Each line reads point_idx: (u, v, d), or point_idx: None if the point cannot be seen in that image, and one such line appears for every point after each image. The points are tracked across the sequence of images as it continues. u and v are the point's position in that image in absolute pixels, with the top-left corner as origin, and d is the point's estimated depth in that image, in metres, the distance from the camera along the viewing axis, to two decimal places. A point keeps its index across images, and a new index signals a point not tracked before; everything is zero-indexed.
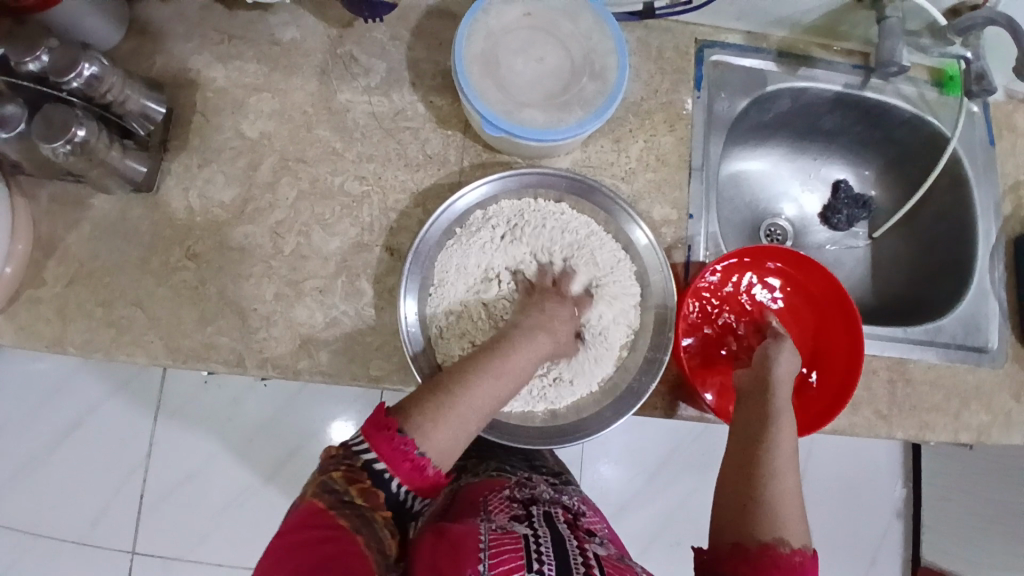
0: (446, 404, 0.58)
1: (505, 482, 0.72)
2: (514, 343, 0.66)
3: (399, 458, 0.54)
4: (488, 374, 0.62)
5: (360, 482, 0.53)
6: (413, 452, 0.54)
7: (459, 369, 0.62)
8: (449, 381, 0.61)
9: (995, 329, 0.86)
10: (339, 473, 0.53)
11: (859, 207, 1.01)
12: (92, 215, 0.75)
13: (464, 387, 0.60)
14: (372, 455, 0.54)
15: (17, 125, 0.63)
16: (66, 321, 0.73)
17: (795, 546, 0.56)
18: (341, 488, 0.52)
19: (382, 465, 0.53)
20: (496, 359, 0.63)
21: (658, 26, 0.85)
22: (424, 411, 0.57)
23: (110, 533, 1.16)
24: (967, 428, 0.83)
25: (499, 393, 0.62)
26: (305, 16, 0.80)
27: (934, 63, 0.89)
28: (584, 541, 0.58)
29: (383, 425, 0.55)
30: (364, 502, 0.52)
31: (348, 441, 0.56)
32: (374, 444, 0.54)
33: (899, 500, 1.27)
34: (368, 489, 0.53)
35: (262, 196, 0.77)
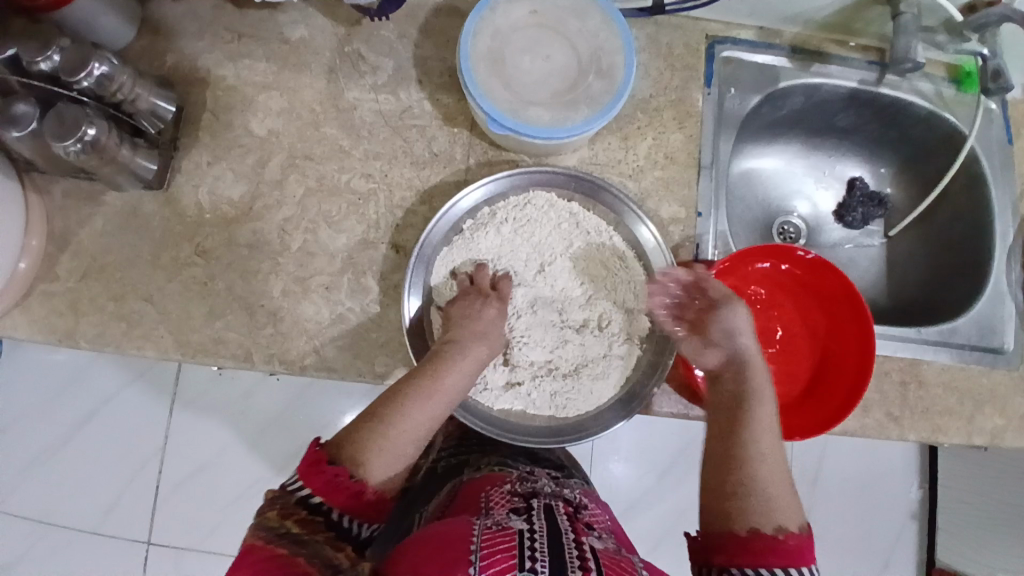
0: (376, 433, 0.59)
1: (506, 476, 0.72)
2: (447, 363, 0.66)
3: (335, 488, 0.54)
4: (419, 394, 0.63)
5: (297, 513, 0.52)
6: (347, 480, 0.55)
7: (389, 398, 0.63)
8: (381, 409, 0.62)
9: (1011, 331, 0.85)
10: (272, 512, 0.52)
11: (874, 204, 0.99)
12: (104, 211, 0.76)
13: (392, 415, 0.61)
14: (306, 491, 0.53)
15: (30, 123, 0.65)
16: (78, 315, 0.75)
17: (789, 529, 0.57)
18: (276, 523, 0.51)
19: (319, 499, 0.54)
20: (427, 378, 0.64)
21: (668, 22, 0.84)
22: (360, 444, 0.58)
23: (125, 522, 1.18)
24: (982, 432, 0.82)
25: (431, 414, 0.63)
26: (314, 15, 0.80)
27: (951, 59, 0.87)
28: (580, 535, 0.58)
29: (315, 461, 0.55)
30: (303, 530, 0.51)
31: (281, 484, 0.55)
32: (307, 482, 0.54)
33: (915, 502, 1.25)
34: (304, 519, 0.52)
35: (270, 194, 0.77)
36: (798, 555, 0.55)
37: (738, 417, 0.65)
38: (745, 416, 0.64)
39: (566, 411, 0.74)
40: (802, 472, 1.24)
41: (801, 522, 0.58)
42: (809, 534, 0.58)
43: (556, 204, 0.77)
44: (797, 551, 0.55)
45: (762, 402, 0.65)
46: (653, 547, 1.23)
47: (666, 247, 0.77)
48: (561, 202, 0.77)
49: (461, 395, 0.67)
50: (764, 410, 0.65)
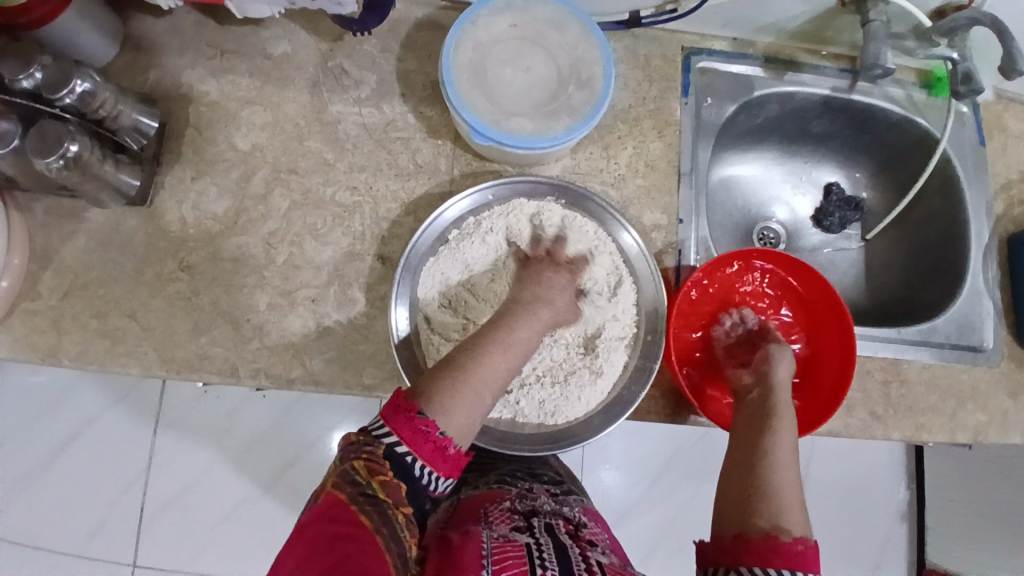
0: (458, 380, 0.59)
1: (505, 493, 0.72)
2: (519, 318, 0.67)
3: (421, 439, 0.55)
4: (495, 346, 0.64)
5: (382, 473, 0.53)
6: (434, 434, 0.55)
7: (467, 349, 0.63)
8: (461, 358, 0.62)
9: (990, 328, 0.86)
10: (359, 462, 0.53)
11: (851, 209, 1.01)
12: (86, 228, 0.76)
13: (472, 365, 0.61)
14: (393, 438, 0.54)
15: (11, 141, 0.65)
16: (61, 333, 0.74)
17: (795, 533, 0.55)
18: (364, 480, 0.51)
19: (405, 450, 0.54)
20: (499, 331, 0.65)
21: (645, 33, 0.86)
22: (441, 392, 0.58)
23: (108, 547, 1.16)
24: (965, 429, 0.83)
25: (508, 364, 0.64)
26: (297, 30, 0.81)
27: (922, 64, 0.90)
28: (585, 550, 0.59)
29: (402, 407, 0.56)
30: (386, 496, 0.51)
31: (368, 428, 0.56)
32: (394, 428, 0.55)
33: (904, 502, 1.26)
34: (387, 482, 0.52)
35: (254, 208, 0.77)
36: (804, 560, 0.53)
37: (759, 434, 0.65)
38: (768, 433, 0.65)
39: (554, 419, 0.74)
40: None
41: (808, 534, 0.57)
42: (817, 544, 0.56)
43: (543, 210, 0.78)
44: (804, 557, 0.54)
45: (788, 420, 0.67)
46: (645, 556, 1.23)
47: (648, 253, 0.79)
48: (553, 208, 0.78)
49: (531, 349, 0.68)
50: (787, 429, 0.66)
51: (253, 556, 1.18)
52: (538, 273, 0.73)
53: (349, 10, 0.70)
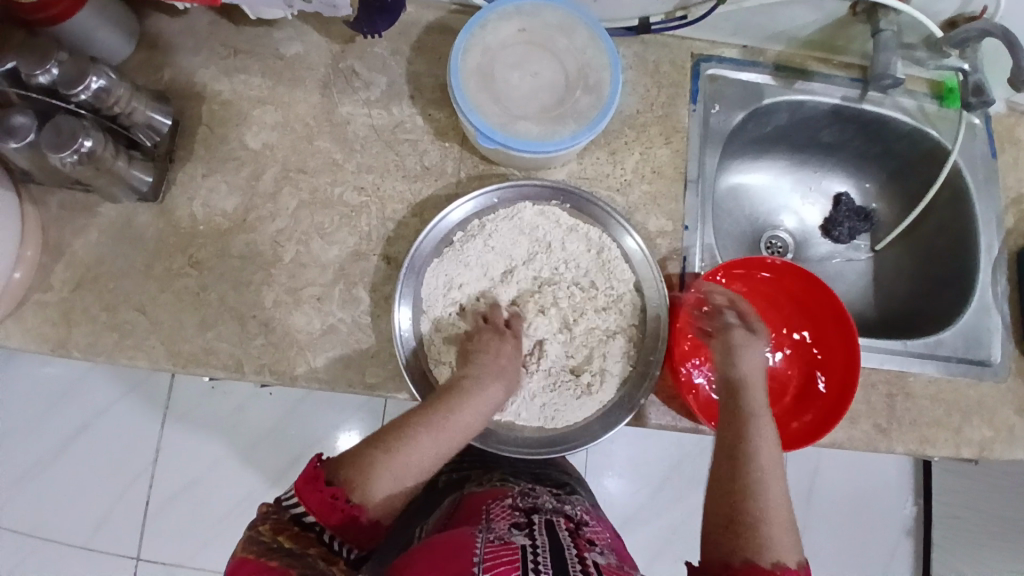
0: (384, 459, 0.62)
1: (508, 491, 0.72)
2: (461, 399, 0.67)
3: (330, 508, 0.56)
4: (427, 429, 0.65)
5: (288, 530, 0.54)
6: (342, 501, 0.57)
7: (400, 424, 0.65)
8: (388, 437, 0.64)
9: (998, 342, 0.86)
10: (266, 526, 0.54)
11: (860, 219, 1.01)
12: (98, 222, 0.77)
13: (401, 446, 0.63)
14: (300, 509, 0.56)
15: (27, 135, 0.66)
16: (71, 325, 0.75)
17: (787, 565, 0.54)
18: (268, 539, 0.53)
19: (312, 519, 0.56)
20: (435, 413, 0.66)
21: (654, 40, 0.86)
22: (360, 466, 0.61)
23: (114, 537, 1.18)
24: (970, 443, 0.82)
25: (435, 450, 0.65)
26: (309, 32, 0.82)
27: (933, 76, 0.90)
28: (583, 550, 0.58)
29: (313, 477, 0.58)
30: (293, 544, 0.53)
31: (279, 498, 0.58)
32: (302, 498, 0.56)
33: (910, 518, 1.25)
34: (296, 536, 0.54)
35: (263, 206, 0.78)
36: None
37: (738, 444, 0.63)
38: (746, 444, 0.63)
39: (554, 423, 0.75)
40: (796, 487, 1.24)
41: (800, 557, 0.56)
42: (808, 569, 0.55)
43: (548, 212, 0.78)
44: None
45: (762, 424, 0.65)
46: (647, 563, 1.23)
47: (651, 256, 0.79)
48: (557, 212, 0.78)
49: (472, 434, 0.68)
50: (768, 437, 0.64)
51: None
52: (489, 343, 0.72)
53: (347, 13, 0.72)
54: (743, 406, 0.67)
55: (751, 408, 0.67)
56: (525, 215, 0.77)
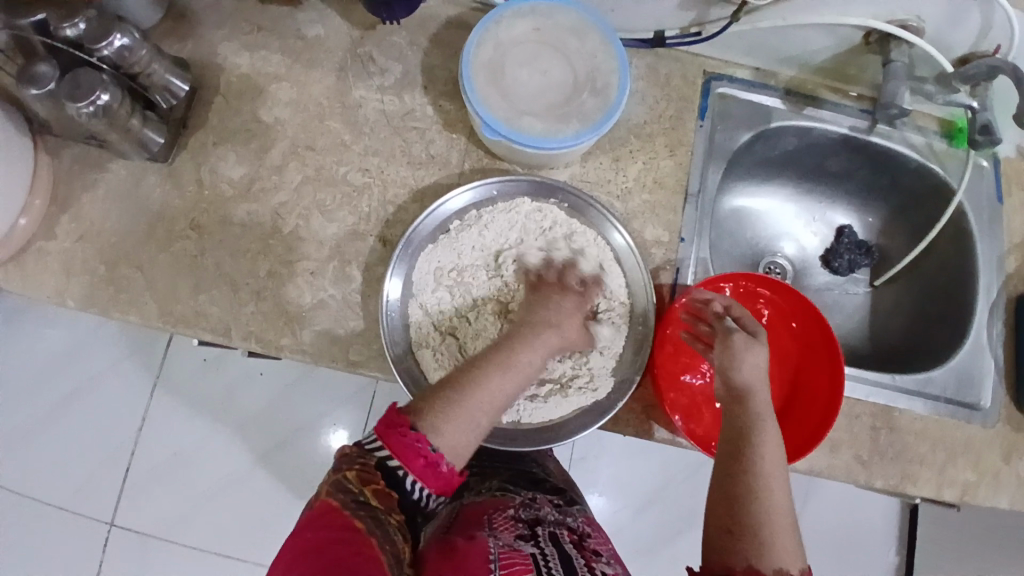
0: (460, 400, 0.60)
1: (510, 502, 0.72)
2: (528, 342, 0.69)
3: (413, 454, 0.55)
4: (497, 367, 0.65)
5: (374, 482, 0.54)
6: (426, 449, 0.56)
7: (472, 364, 0.65)
8: (462, 377, 0.63)
9: (989, 387, 0.85)
10: (352, 472, 0.55)
11: (861, 253, 1.00)
12: (108, 179, 0.79)
13: (476, 384, 0.62)
14: (385, 453, 0.56)
15: (48, 84, 0.68)
16: (70, 275, 0.77)
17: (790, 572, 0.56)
18: (355, 488, 0.54)
19: (397, 464, 0.55)
20: (505, 355, 0.66)
21: (668, 54, 0.87)
22: (436, 410, 0.59)
23: (93, 501, 1.18)
24: (952, 484, 0.81)
25: (508, 387, 0.64)
26: (332, 16, 0.84)
27: (944, 113, 0.90)
28: (590, 562, 0.60)
29: (395, 424, 0.57)
30: (379, 504, 0.53)
31: (362, 442, 0.58)
32: (385, 443, 0.56)
33: (893, 566, 1.23)
34: (380, 490, 0.54)
35: (268, 178, 0.80)
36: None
37: (744, 442, 0.63)
38: (750, 446, 0.63)
39: (528, 421, 0.74)
40: None
41: (803, 565, 0.57)
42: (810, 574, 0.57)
43: (545, 210, 0.79)
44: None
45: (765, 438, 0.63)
46: None
47: (638, 252, 0.79)
48: (554, 211, 0.79)
49: (535, 374, 0.68)
50: (772, 442, 0.63)
51: (231, 529, 1.19)
52: (549, 299, 0.74)
53: None
54: (752, 405, 0.66)
55: (758, 408, 0.66)
56: (521, 209, 0.79)
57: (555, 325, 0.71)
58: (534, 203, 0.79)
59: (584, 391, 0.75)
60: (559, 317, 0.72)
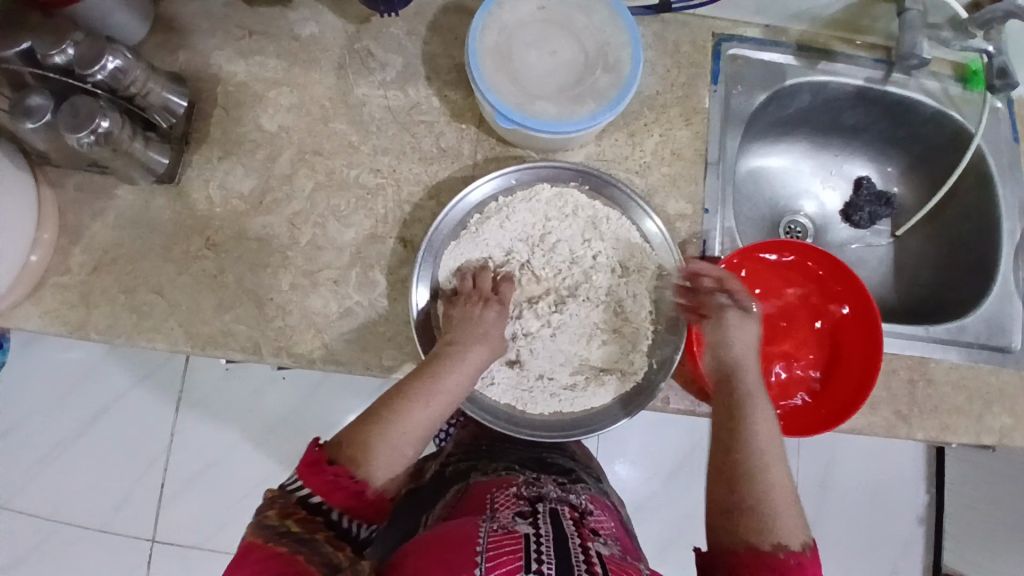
0: (378, 436, 0.60)
1: (514, 480, 0.72)
2: (446, 365, 0.67)
3: (332, 487, 0.54)
4: (415, 398, 0.64)
5: (296, 513, 0.51)
6: (347, 480, 0.55)
7: (386, 400, 0.64)
8: (376, 413, 0.62)
9: (1019, 329, 0.84)
10: (272, 511, 0.51)
11: (881, 204, 0.99)
12: (115, 205, 0.77)
13: (392, 416, 0.62)
14: (306, 491, 0.53)
15: (44, 115, 0.65)
16: (89, 307, 0.76)
17: (789, 546, 0.55)
18: (275, 523, 0.50)
19: (320, 499, 0.53)
20: (420, 382, 0.65)
21: (674, 20, 0.85)
22: (354, 447, 0.58)
23: (132, 520, 1.19)
24: (990, 431, 0.81)
25: (427, 418, 0.64)
26: (325, 12, 0.81)
27: (957, 57, 0.88)
28: (587, 539, 0.58)
29: (315, 462, 0.55)
30: (302, 529, 0.50)
31: (283, 484, 0.54)
32: (306, 481, 0.54)
33: (923, 506, 1.24)
34: (303, 518, 0.51)
35: (279, 188, 0.78)
36: (798, 573, 0.54)
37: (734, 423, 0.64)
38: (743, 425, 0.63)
39: (572, 410, 0.74)
40: (808, 478, 1.23)
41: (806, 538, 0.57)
42: (813, 549, 0.56)
43: (566, 194, 0.77)
44: (797, 570, 0.54)
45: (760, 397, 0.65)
46: (659, 553, 1.21)
47: (672, 240, 0.77)
48: (575, 194, 0.77)
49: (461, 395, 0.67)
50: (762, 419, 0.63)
51: None
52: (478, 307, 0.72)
53: None
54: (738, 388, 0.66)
55: (744, 392, 0.66)
56: (541, 195, 0.77)
57: (484, 338, 0.71)
58: (553, 188, 0.77)
59: (622, 375, 0.74)
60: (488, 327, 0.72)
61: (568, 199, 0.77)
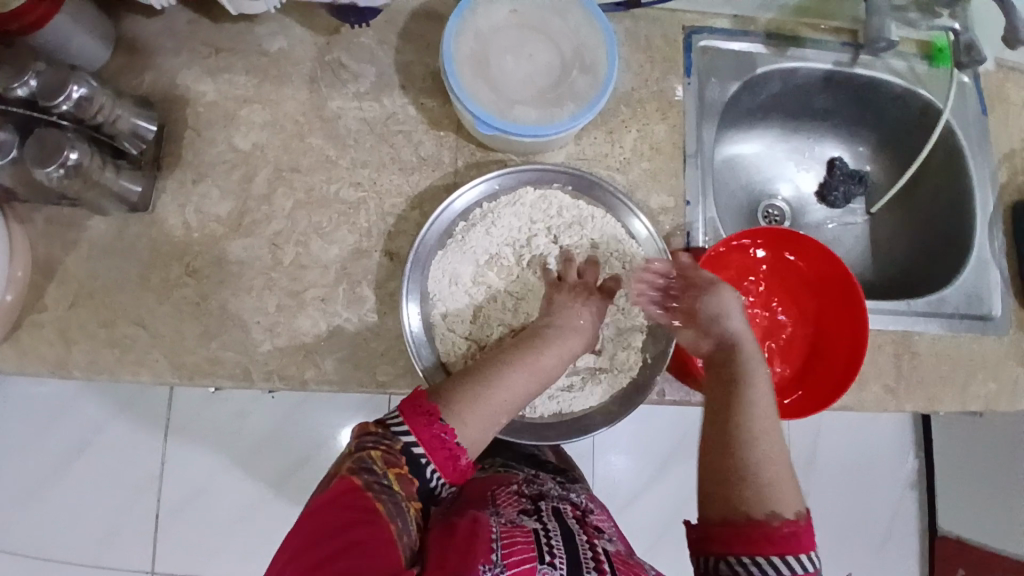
0: (483, 396, 0.61)
1: (513, 477, 0.71)
2: (546, 341, 0.69)
3: (438, 445, 0.55)
4: (519, 367, 0.65)
5: (397, 466, 0.53)
6: (450, 441, 0.56)
7: (495, 364, 0.65)
8: (486, 372, 0.64)
9: (998, 298, 0.87)
10: (377, 452, 0.53)
11: (854, 182, 1.01)
12: (88, 236, 0.75)
13: (500, 381, 0.63)
14: (411, 439, 0.55)
15: (10, 151, 0.63)
16: (69, 343, 0.73)
17: (785, 516, 0.55)
18: (379, 470, 0.52)
19: (421, 451, 0.55)
20: (526, 354, 0.67)
21: (645, 14, 0.85)
22: (461, 401, 0.60)
23: (125, 553, 1.16)
24: (975, 399, 0.84)
25: (528, 388, 0.65)
26: (292, 26, 0.79)
27: (923, 36, 0.90)
28: (592, 537, 0.58)
29: (423, 410, 0.57)
30: (400, 489, 0.52)
31: (386, 421, 0.56)
32: (412, 427, 0.55)
33: (911, 473, 1.27)
34: (403, 474, 0.53)
35: (258, 209, 0.76)
36: (794, 543, 0.54)
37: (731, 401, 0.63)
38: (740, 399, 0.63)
39: (571, 412, 0.75)
40: (798, 452, 1.26)
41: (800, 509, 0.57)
42: (807, 519, 0.56)
43: (550, 196, 0.77)
44: (793, 539, 0.54)
45: (757, 380, 0.65)
46: (655, 542, 1.22)
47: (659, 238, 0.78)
48: (559, 196, 0.78)
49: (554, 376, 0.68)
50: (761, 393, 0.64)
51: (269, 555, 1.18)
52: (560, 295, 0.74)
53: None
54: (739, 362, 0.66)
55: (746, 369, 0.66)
56: (526, 198, 0.77)
57: (578, 326, 0.72)
58: (536, 189, 0.77)
59: (618, 375, 0.75)
60: (582, 317, 0.72)
61: (553, 200, 0.77)
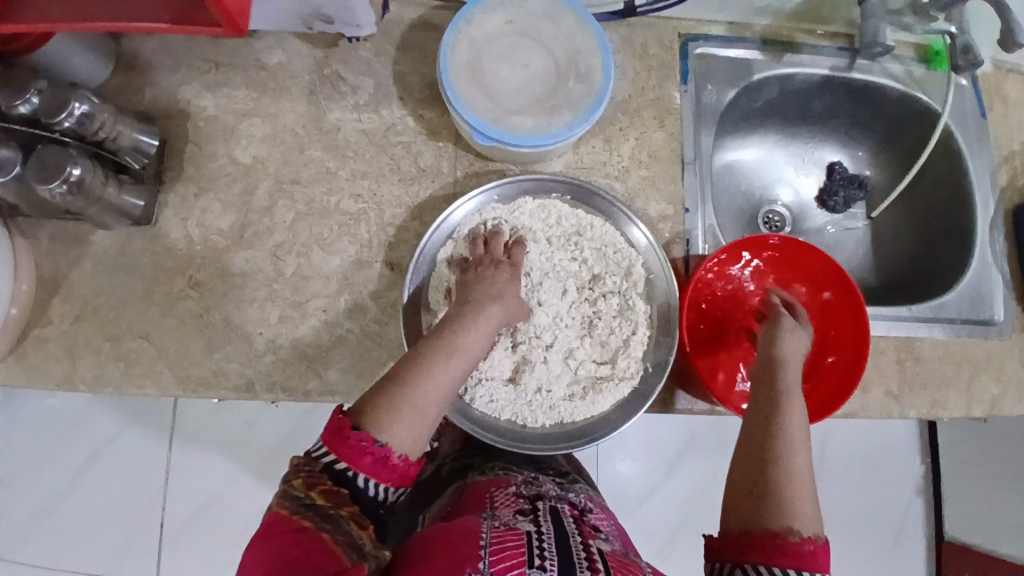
0: (399, 396, 0.55)
1: (512, 479, 0.71)
2: (470, 325, 0.64)
3: (359, 454, 0.52)
4: (439, 355, 0.60)
5: (321, 484, 0.52)
6: (372, 446, 0.53)
7: (413, 357, 0.60)
8: (402, 371, 0.58)
9: (1000, 301, 0.86)
10: (298, 479, 0.52)
11: (854, 187, 1.00)
12: (92, 252, 0.76)
13: (416, 373, 0.58)
14: (331, 458, 0.53)
15: (12, 169, 0.64)
16: (75, 358, 0.74)
17: (803, 532, 0.52)
18: (302, 493, 0.51)
19: (344, 467, 0.53)
20: (445, 340, 0.61)
21: (640, 23, 0.86)
22: (377, 407, 0.55)
23: (133, 564, 1.17)
24: (980, 402, 0.83)
25: (455, 375, 0.60)
26: (290, 39, 0.80)
27: (920, 39, 0.90)
28: (587, 537, 0.58)
29: (340, 428, 0.54)
30: (327, 503, 0.51)
31: (309, 449, 0.55)
32: (330, 447, 0.53)
33: (920, 475, 1.26)
34: (330, 490, 0.52)
35: (259, 221, 0.77)
36: (812, 561, 0.50)
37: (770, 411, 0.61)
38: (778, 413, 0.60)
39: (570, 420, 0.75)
40: None
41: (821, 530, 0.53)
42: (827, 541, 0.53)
43: (548, 206, 0.78)
44: (810, 556, 0.50)
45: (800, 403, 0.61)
46: (666, 546, 1.22)
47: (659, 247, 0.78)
48: (558, 205, 0.78)
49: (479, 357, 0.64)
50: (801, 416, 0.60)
51: None
52: (494, 272, 0.71)
53: None
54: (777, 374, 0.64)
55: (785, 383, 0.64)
56: (525, 207, 0.77)
57: (504, 299, 0.69)
58: (536, 201, 0.78)
59: (619, 383, 0.75)
60: (506, 291, 0.69)
61: (552, 208, 0.78)
